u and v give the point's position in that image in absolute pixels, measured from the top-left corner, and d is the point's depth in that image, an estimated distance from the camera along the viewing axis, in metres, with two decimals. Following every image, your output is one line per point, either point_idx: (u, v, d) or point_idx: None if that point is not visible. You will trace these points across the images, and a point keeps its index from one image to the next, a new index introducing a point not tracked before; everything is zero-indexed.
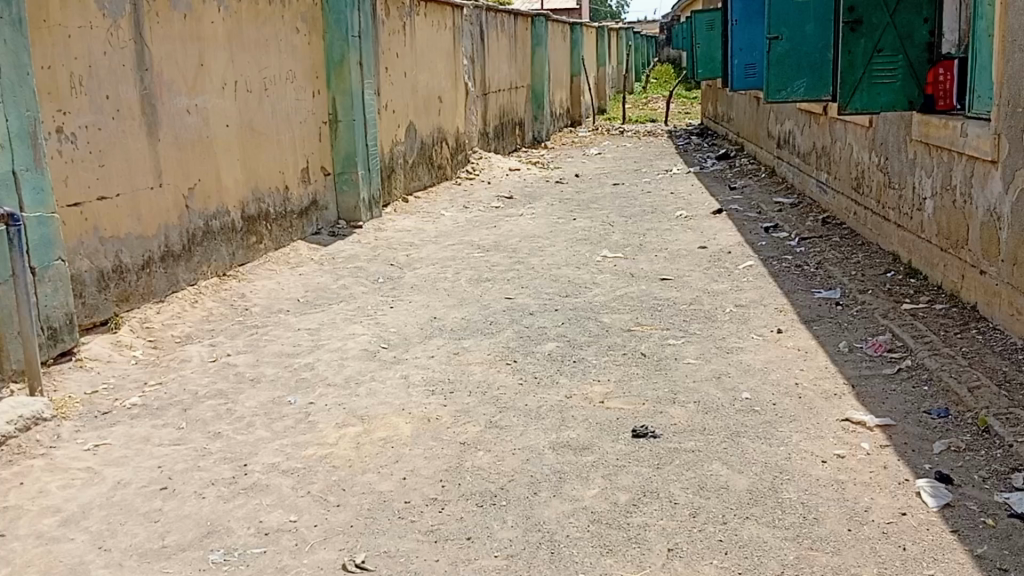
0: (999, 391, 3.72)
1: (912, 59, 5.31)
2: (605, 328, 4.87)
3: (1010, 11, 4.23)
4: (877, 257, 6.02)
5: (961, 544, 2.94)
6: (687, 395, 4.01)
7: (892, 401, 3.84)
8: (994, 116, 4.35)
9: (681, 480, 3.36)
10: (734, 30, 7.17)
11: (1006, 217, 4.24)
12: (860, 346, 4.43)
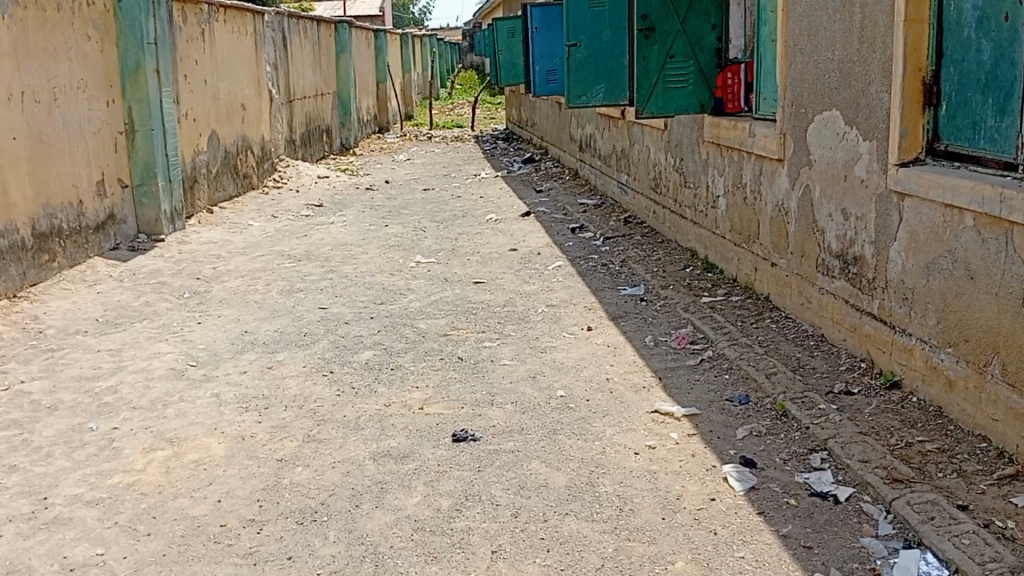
0: (794, 376, 4.03)
1: (702, 65, 5.75)
2: (421, 333, 4.90)
3: (792, 19, 4.57)
4: (676, 253, 6.38)
5: (768, 525, 3.06)
6: (504, 396, 4.05)
7: (697, 391, 4.04)
8: (780, 116, 4.75)
9: (501, 481, 3.38)
10: (536, 36, 8.67)
11: (793, 212, 4.66)
12: (665, 340, 4.66)
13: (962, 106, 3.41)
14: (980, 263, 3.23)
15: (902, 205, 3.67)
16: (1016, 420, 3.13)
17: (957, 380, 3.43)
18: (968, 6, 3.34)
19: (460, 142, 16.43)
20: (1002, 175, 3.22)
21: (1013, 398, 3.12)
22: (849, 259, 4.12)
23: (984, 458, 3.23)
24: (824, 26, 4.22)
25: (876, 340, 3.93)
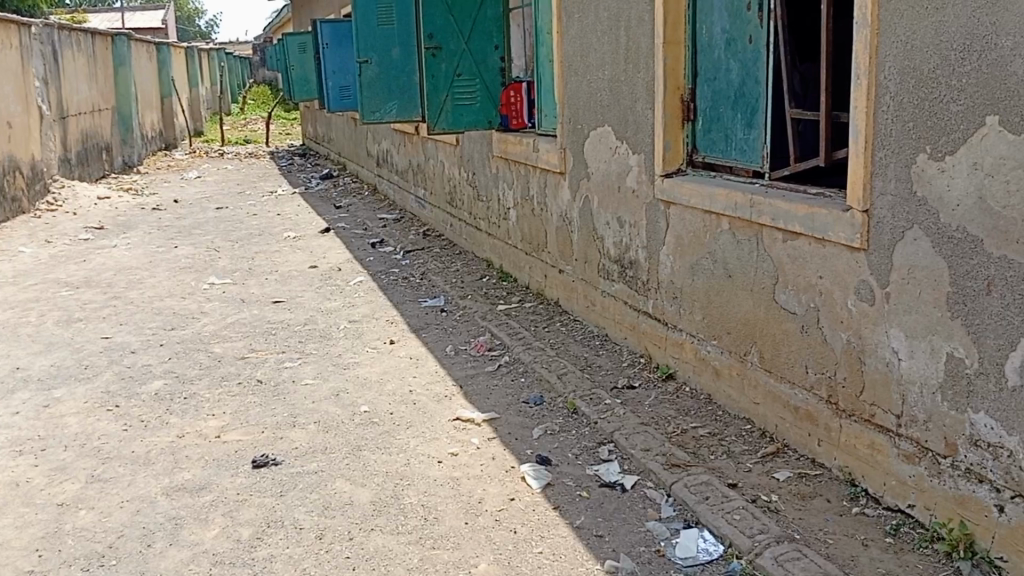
0: (582, 374, 4.36)
1: (487, 83, 6.05)
2: (217, 358, 4.80)
3: (565, 41, 4.89)
4: (473, 263, 6.68)
5: (563, 518, 3.25)
6: (307, 417, 4.06)
7: (495, 396, 4.24)
8: (560, 133, 5.08)
9: (304, 504, 3.34)
10: (328, 52, 9.19)
11: (576, 221, 5.03)
12: (465, 348, 4.87)
13: (712, 122, 3.84)
14: (736, 262, 3.74)
15: (668, 212, 4.09)
16: (772, 401, 3.68)
17: (722, 369, 3.94)
18: (716, 31, 3.72)
19: (256, 158, 16.02)
20: (750, 183, 3.68)
21: (770, 381, 3.67)
22: (625, 264, 4.54)
23: (749, 439, 3.72)
24: (593, 49, 4.59)
25: (653, 336, 4.39)
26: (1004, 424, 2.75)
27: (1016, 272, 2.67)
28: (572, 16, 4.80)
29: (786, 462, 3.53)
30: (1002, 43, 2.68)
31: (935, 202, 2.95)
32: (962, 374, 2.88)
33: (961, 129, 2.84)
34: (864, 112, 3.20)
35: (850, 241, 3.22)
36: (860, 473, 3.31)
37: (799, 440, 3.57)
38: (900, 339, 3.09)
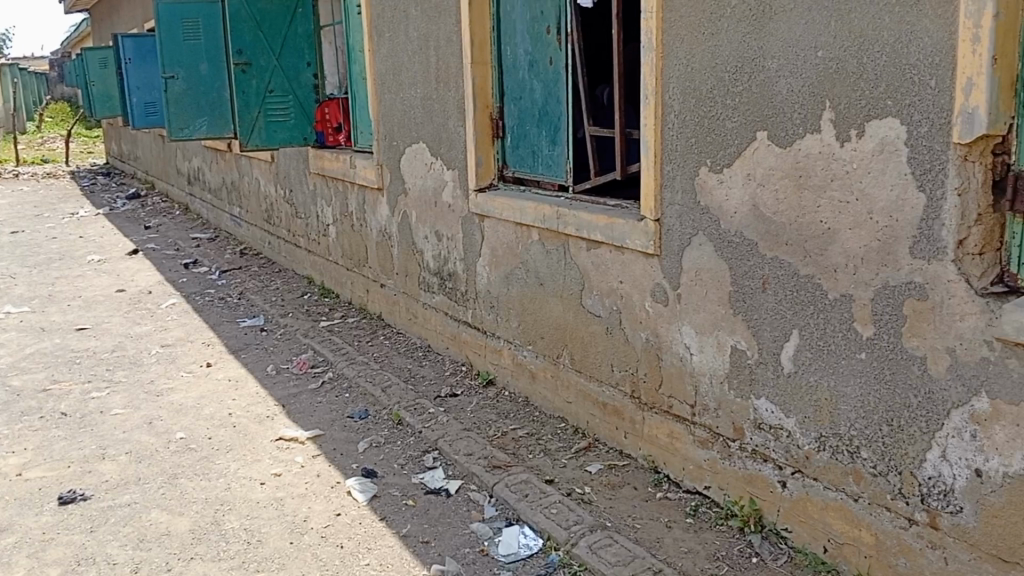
0: (405, 386, 4.48)
1: (300, 98, 6.35)
2: (15, 392, 4.49)
3: (378, 59, 5.06)
4: (293, 281, 6.67)
5: (389, 528, 3.31)
6: (117, 448, 3.90)
7: (319, 413, 4.27)
8: (376, 149, 5.20)
9: (117, 538, 3.20)
10: (129, 68, 8.96)
11: (395, 236, 5.18)
12: (287, 367, 4.87)
13: (518, 140, 4.08)
14: (546, 270, 4.04)
15: (482, 225, 4.33)
16: (583, 399, 4.01)
17: (538, 372, 4.22)
18: (519, 52, 3.94)
19: (54, 178, 14.91)
20: (557, 197, 3.98)
21: (581, 380, 4.00)
22: (444, 276, 4.74)
23: (563, 435, 4.03)
24: (405, 66, 4.77)
25: (473, 345, 4.62)
26: (780, 407, 3.24)
27: (785, 272, 3.16)
28: (384, 34, 4.95)
29: (598, 455, 3.87)
30: (767, 66, 3.12)
31: (716, 211, 3.36)
32: (744, 364, 3.33)
33: (735, 144, 3.26)
34: (653, 129, 3.56)
35: (645, 248, 3.59)
36: (662, 460, 3.71)
37: (609, 434, 3.92)
38: (690, 334, 3.49)
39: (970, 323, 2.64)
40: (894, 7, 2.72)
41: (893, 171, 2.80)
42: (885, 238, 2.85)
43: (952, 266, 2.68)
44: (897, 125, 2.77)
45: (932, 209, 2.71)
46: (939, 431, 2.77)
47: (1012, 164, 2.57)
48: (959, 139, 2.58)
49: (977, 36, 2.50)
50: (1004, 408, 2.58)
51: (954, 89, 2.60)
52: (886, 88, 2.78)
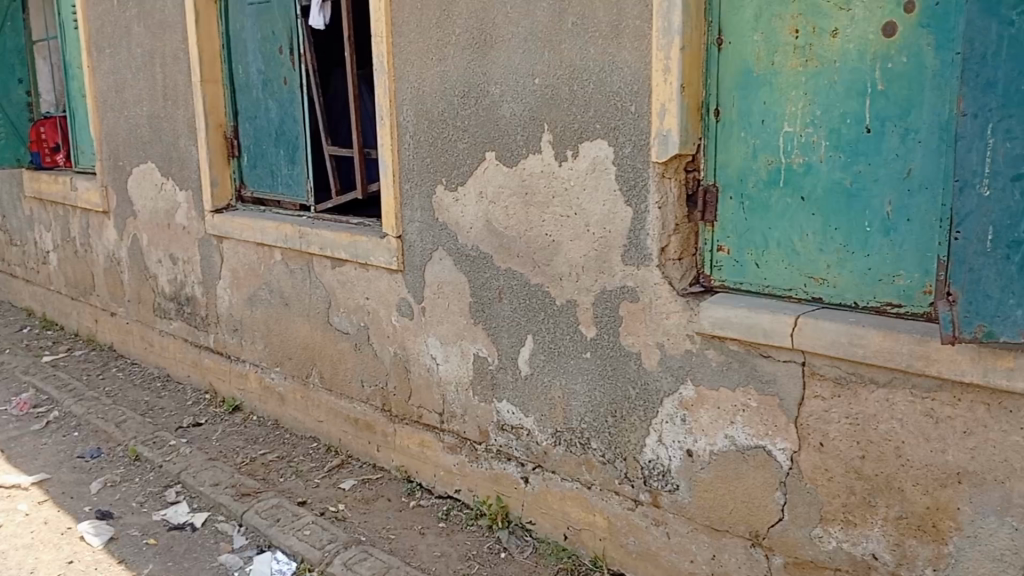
0: (144, 420, 4.66)
1: (13, 117, 6.56)
2: None
3: (98, 77, 5.39)
4: (10, 313, 7.02)
5: (129, 570, 3.35)
6: None
7: (46, 454, 4.39)
8: (100, 170, 5.50)
9: None
10: None
11: (124, 262, 5.48)
12: (6, 410, 4.99)
13: (252, 159, 4.58)
14: (290, 291, 4.29)
15: (220, 246, 4.63)
16: (334, 416, 4.22)
17: (287, 394, 4.45)
18: (252, 72, 4.47)
19: None
20: (298, 216, 4.30)
21: (331, 398, 4.21)
22: (181, 300, 5.03)
23: (316, 455, 4.22)
24: (129, 84, 5.10)
25: (218, 370, 4.88)
26: (520, 407, 3.47)
27: (518, 282, 3.40)
28: (103, 50, 5.28)
29: (351, 471, 4.05)
30: (491, 91, 3.37)
31: (453, 227, 3.58)
32: (487, 370, 3.56)
33: (467, 164, 3.49)
34: (391, 148, 3.77)
35: (389, 264, 3.80)
36: (414, 470, 3.90)
37: (361, 450, 4.11)
38: (435, 344, 3.71)
39: (674, 320, 3.01)
40: (597, 39, 3.04)
41: (604, 188, 3.11)
42: (601, 247, 3.15)
43: (656, 271, 3.03)
44: (605, 146, 3.08)
45: (639, 220, 3.05)
46: (656, 418, 3.12)
47: (701, 180, 3.02)
48: (657, 158, 2.94)
49: (667, 67, 2.86)
50: (707, 393, 2.99)
51: (650, 114, 2.95)
52: (595, 112, 3.09)
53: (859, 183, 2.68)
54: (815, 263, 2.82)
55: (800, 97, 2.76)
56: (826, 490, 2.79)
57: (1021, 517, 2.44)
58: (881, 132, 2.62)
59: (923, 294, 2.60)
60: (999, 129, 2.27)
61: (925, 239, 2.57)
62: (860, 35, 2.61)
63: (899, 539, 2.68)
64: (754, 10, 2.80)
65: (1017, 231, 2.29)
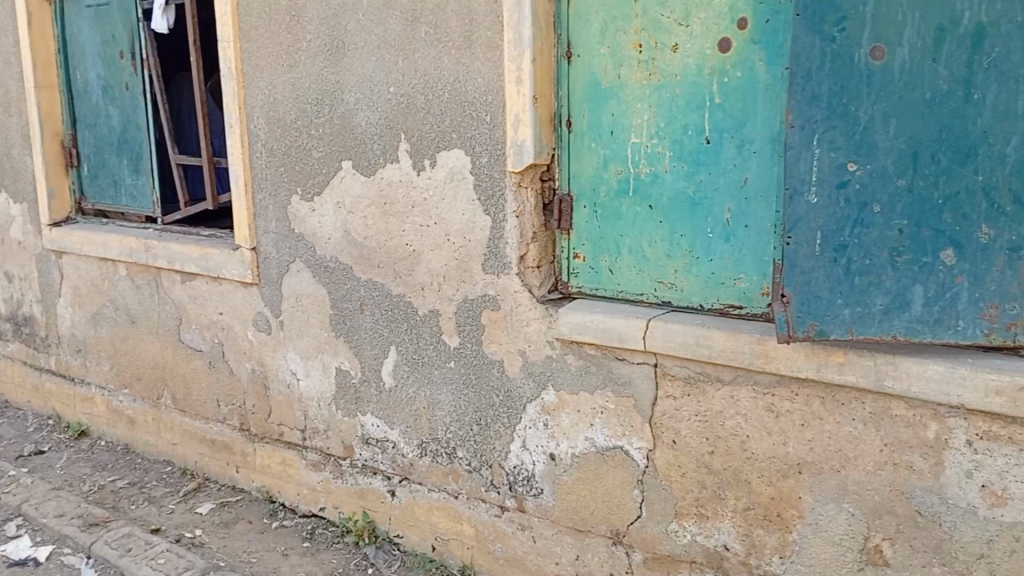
0: None
1: None
2: None
3: None
4: None
5: None
6: None
7: None
8: None
9: None
10: None
11: None
12: None
13: (93, 169, 4.34)
14: (138, 308, 4.08)
15: (60, 261, 4.34)
16: (189, 439, 4.04)
17: (137, 417, 4.22)
18: (91, 77, 4.23)
19: None
20: (145, 228, 4.11)
21: (185, 420, 4.03)
22: (19, 320, 4.68)
23: (170, 480, 4.03)
24: None
25: (61, 394, 4.57)
26: (384, 421, 3.43)
27: (379, 293, 3.36)
28: None
29: (208, 495, 3.89)
30: (346, 99, 3.33)
31: (310, 238, 3.51)
32: (349, 384, 3.50)
33: (323, 173, 3.43)
34: (241, 157, 3.65)
35: (243, 277, 3.68)
36: (276, 490, 3.78)
37: (219, 471, 3.96)
38: (296, 360, 3.61)
39: (535, 327, 3.06)
40: (451, 49, 3.07)
41: (462, 198, 3.12)
42: (460, 257, 3.16)
43: (516, 279, 3.07)
44: (462, 156, 3.10)
45: (497, 229, 3.08)
46: (520, 424, 3.15)
47: (556, 189, 3.09)
48: (513, 167, 2.98)
49: (519, 78, 2.92)
50: (567, 397, 3.05)
51: (505, 124, 2.99)
52: (451, 122, 3.11)
53: (701, 192, 2.82)
54: (664, 269, 2.94)
55: (645, 109, 2.87)
56: (679, 486, 2.91)
57: (856, 503, 2.62)
58: (720, 143, 2.76)
59: (761, 296, 2.76)
60: (824, 140, 2.44)
61: (762, 244, 2.74)
62: (699, 50, 2.74)
63: (748, 529, 2.82)
64: (600, 24, 2.91)
65: (842, 235, 2.47)
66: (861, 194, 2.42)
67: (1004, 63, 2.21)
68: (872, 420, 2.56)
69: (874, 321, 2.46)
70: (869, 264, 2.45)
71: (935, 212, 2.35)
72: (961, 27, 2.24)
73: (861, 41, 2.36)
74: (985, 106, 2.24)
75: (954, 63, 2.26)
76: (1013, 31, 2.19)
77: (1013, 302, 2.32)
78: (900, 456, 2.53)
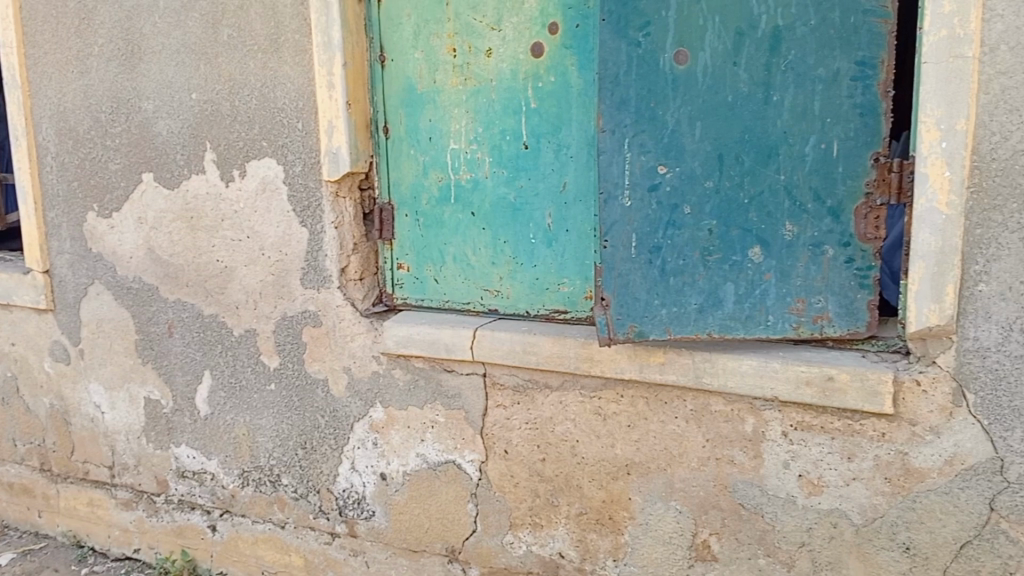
0: None
1: None
2: None
3: None
4: None
5: None
6: None
7: None
8: None
9: None
10: None
11: None
12: None
13: None
14: None
15: None
16: None
17: None
18: None
19: None
20: None
21: None
22: None
23: None
24: None
25: None
26: (201, 452, 3.25)
27: (189, 314, 3.18)
28: None
29: (9, 544, 3.63)
30: (143, 106, 3.11)
31: (111, 257, 3.28)
32: (160, 414, 3.30)
33: (121, 188, 3.20)
34: (30, 171, 3.34)
35: (37, 303, 3.42)
36: (85, 533, 3.56)
37: (21, 517, 3.70)
38: (99, 392, 3.39)
39: (359, 342, 2.94)
40: (256, 53, 2.91)
41: (276, 209, 2.97)
42: (277, 272, 3.01)
43: (338, 293, 2.94)
44: (274, 165, 2.94)
45: (315, 241, 2.94)
46: (347, 445, 3.01)
47: (376, 198, 2.98)
48: (329, 177, 2.85)
49: (330, 83, 2.79)
50: (395, 414, 2.94)
51: (318, 131, 2.85)
52: (260, 129, 2.94)
53: (522, 198, 2.78)
54: (489, 276, 2.88)
55: (462, 115, 2.81)
56: (513, 496, 2.85)
57: (682, 501, 2.65)
58: (538, 148, 2.73)
59: (585, 300, 2.75)
60: (634, 143, 2.45)
61: (583, 249, 2.73)
62: (512, 54, 2.71)
63: (582, 534, 2.79)
64: (412, 27, 2.82)
65: (656, 237, 2.48)
66: (672, 196, 2.44)
67: (800, 65, 2.29)
68: (694, 417, 2.59)
69: (690, 320, 2.48)
70: (682, 265, 2.47)
71: (741, 212, 2.40)
72: (758, 31, 2.30)
73: (665, 45, 2.38)
74: (784, 108, 2.32)
75: (753, 66, 2.32)
76: (807, 34, 2.27)
77: (817, 295, 2.40)
78: (721, 451, 2.57)
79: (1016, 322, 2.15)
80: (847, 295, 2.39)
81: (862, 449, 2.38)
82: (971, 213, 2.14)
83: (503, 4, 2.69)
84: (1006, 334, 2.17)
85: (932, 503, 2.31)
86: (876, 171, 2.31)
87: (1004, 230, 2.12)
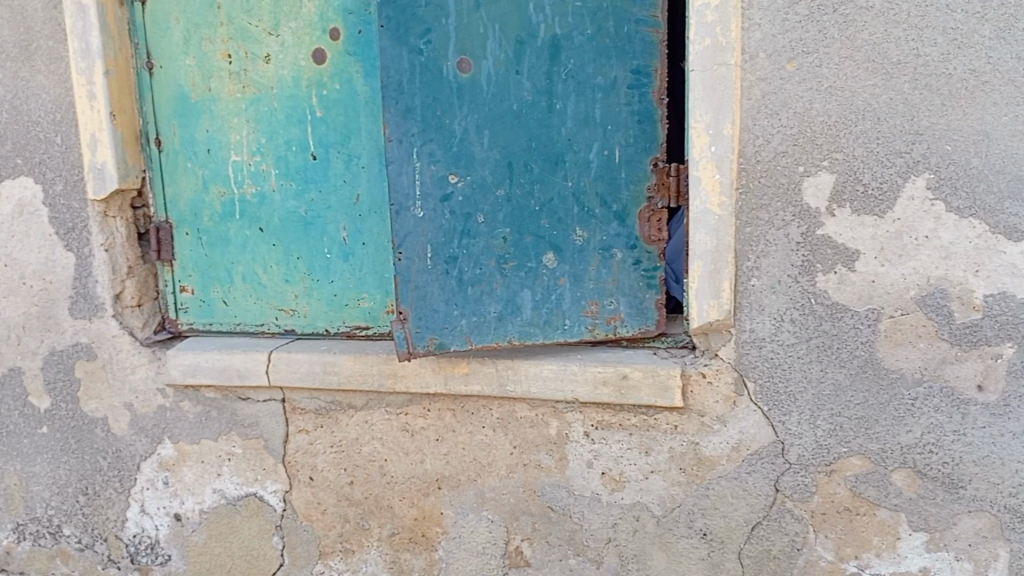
0: None
1: None
2: None
3: None
4: None
5: None
6: None
7: None
8: None
9: None
10: None
11: None
12: None
13: None
14: None
15: None
16: None
17: None
18: None
19: None
20: None
21: None
22: None
23: None
24: None
25: None
26: None
27: None
28: None
29: None
30: None
31: None
32: None
33: None
34: None
35: None
36: None
37: None
38: None
39: (141, 374, 2.71)
40: (5, 61, 2.61)
41: (37, 233, 2.67)
42: (42, 302, 2.71)
43: (113, 322, 2.70)
44: (31, 185, 2.65)
45: (84, 267, 2.68)
46: (134, 487, 2.78)
47: (153, 217, 2.76)
48: (95, 195, 2.60)
49: (90, 93, 2.54)
50: (187, 448, 2.74)
51: (79, 145, 2.59)
52: (13, 145, 2.64)
53: (313, 211, 2.66)
54: (283, 295, 2.73)
55: (242, 125, 2.65)
56: (321, 524, 2.72)
57: (494, 510, 2.63)
58: (327, 159, 2.62)
59: (387, 314, 2.67)
60: (423, 153, 2.38)
61: (381, 261, 2.65)
62: (292, 61, 2.58)
63: (395, 555, 2.72)
64: (182, 32, 2.63)
65: (451, 247, 2.43)
66: (465, 205, 2.40)
67: (580, 74, 2.33)
68: (500, 425, 2.58)
69: (489, 329, 2.46)
70: (479, 274, 2.44)
71: (533, 219, 2.41)
72: (537, 39, 2.32)
73: (447, 53, 2.33)
74: (567, 115, 2.35)
75: (535, 75, 2.34)
76: (585, 43, 2.32)
77: (609, 298, 2.45)
78: (528, 457, 2.57)
79: (786, 314, 2.27)
80: (636, 296, 2.45)
81: (657, 443, 2.46)
82: (739, 212, 2.25)
83: (279, 8, 2.56)
84: (778, 325, 2.28)
85: (724, 489, 2.41)
86: (656, 176, 2.39)
87: (770, 227, 2.23)
